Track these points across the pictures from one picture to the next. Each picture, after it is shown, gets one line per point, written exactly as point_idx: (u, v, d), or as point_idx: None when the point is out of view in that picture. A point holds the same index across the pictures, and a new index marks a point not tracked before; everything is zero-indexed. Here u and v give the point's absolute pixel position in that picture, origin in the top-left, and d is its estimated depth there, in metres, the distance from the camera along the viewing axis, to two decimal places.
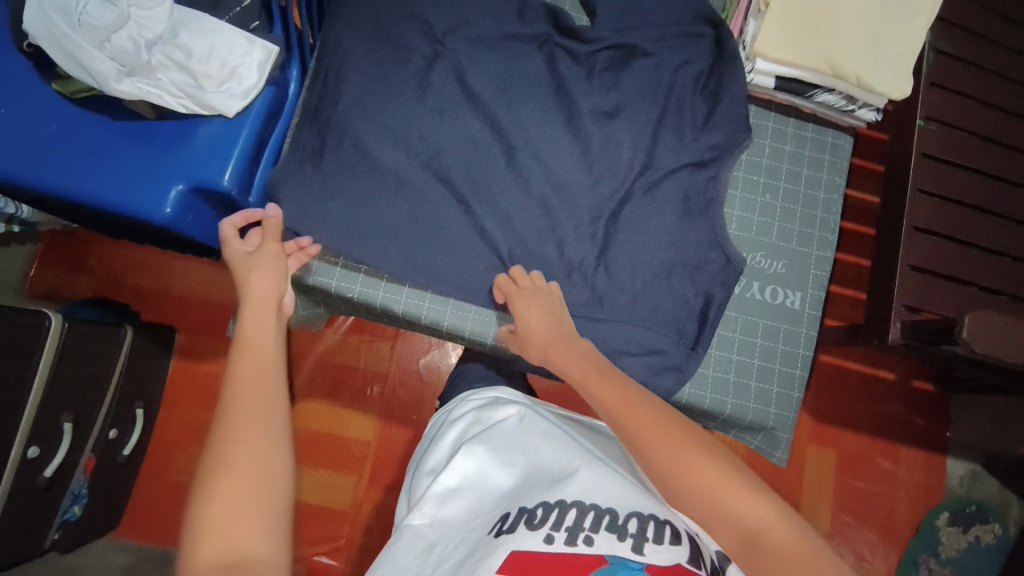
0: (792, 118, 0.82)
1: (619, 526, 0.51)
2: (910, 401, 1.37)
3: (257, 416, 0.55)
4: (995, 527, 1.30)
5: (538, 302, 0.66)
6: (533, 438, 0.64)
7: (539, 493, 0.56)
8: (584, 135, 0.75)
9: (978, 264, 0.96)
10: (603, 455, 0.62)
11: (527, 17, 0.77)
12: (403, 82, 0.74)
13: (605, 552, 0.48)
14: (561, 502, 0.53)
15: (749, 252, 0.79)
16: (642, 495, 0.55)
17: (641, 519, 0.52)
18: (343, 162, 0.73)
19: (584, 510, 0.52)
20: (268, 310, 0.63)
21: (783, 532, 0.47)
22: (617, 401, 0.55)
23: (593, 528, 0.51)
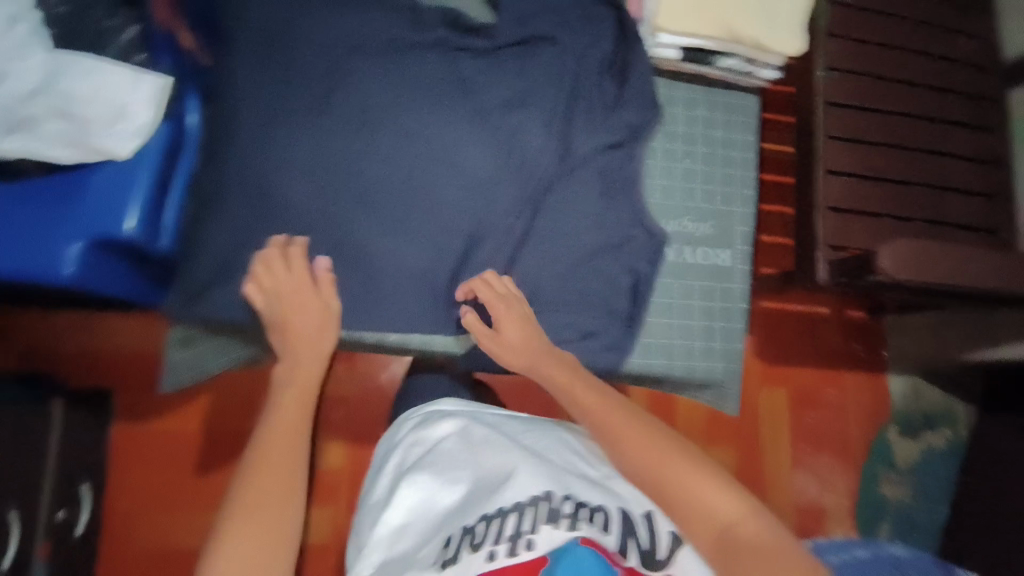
0: (700, 85, 0.84)
1: (555, 513, 0.51)
2: (847, 331, 1.46)
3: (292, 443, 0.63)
4: (943, 433, 1.42)
5: (512, 316, 0.71)
6: (471, 449, 0.63)
7: (479, 506, 0.56)
8: (498, 130, 0.75)
9: (890, 197, 1.04)
10: (540, 448, 0.62)
11: (425, 19, 0.76)
12: (306, 103, 0.71)
13: (546, 549, 0.47)
14: (499, 512, 0.53)
15: (674, 218, 0.82)
16: (579, 484, 0.56)
17: (575, 502, 0.53)
18: (255, 195, 0.71)
19: (522, 510, 0.52)
20: (316, 359, 0.70)
21: (752, 526, 0.50)
22: (595, 411, 0.62)
23: (532, 526, 0.50)
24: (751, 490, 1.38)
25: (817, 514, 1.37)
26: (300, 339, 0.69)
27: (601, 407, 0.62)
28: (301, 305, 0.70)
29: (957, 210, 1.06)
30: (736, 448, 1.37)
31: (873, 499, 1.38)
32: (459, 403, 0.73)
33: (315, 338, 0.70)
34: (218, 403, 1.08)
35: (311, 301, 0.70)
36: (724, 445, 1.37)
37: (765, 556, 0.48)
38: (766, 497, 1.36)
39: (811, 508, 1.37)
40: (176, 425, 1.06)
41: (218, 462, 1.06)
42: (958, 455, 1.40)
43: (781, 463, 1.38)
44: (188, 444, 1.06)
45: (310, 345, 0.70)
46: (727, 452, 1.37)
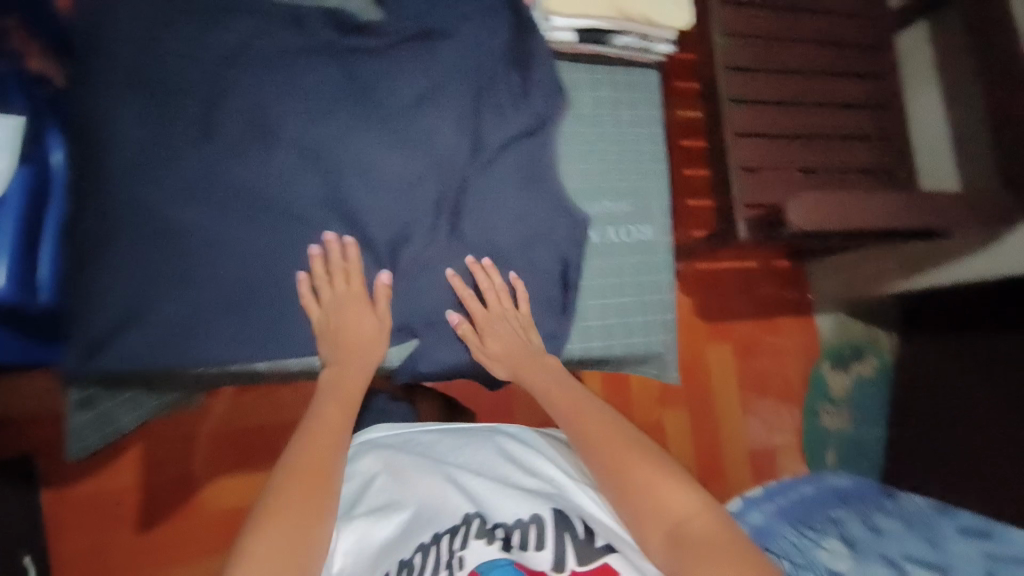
0: (601, 66, 0.85)
1: (487, 531, 0.52)
2: (775, 280, 1.53)
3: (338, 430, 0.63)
4: (872, 361, 1.50)
5: (502, 326, 0.75)
6: (404, 477, 0.61)
7: (415, 535, 0.54)
8: (403, 134, 0.73)
9: (794, 151, 1.09)
10: (474, 466, 0.61)
11: (310, 26, 0.73)
12: (187, 130, 0.69)
13: (476, 564, 0.49)
14: (433, 540, 0.53)
15: (595, 200, 0.82)
16: (512, 497, 0.56)
17: (508, 525, 0.53)
18: (154, 233, 0.67)
19: (455, 532, 0.53)
20: (362, 370, 0.70)
21: (708, 523, 0.51)
22: (572, 413, 0.64)
23: (462, 545, 0.51)
24: (710, 442, 1.42)
25: (770, 457, 1.45)
26: (352, 351, 0.70)
27: (575, 414, 0.63)
28: (360, 318, 0.71)
29: (860, 157, 1.12)
30: (690, 406, 1.43)
31: (815, 431, 1.47)
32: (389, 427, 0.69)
33: (367, 351, 0.71)
34: (152, 453, 1.04)
35: (368, 317, 0.72)
36: (678, 406, 1.42)
37: (719, 553, 0.48)
38: (722, 449, 1.43)
39: (763, 452, 1.45)
40: (112, 481, 1.02)
41: (165, 510, 1.03)
42: (886, 375, 1.48)
43: (732, 413, 1.45)
44: (129, 498, 1.02)
45: (358, 359, 0.70)
46: (682, 412, 1.42)
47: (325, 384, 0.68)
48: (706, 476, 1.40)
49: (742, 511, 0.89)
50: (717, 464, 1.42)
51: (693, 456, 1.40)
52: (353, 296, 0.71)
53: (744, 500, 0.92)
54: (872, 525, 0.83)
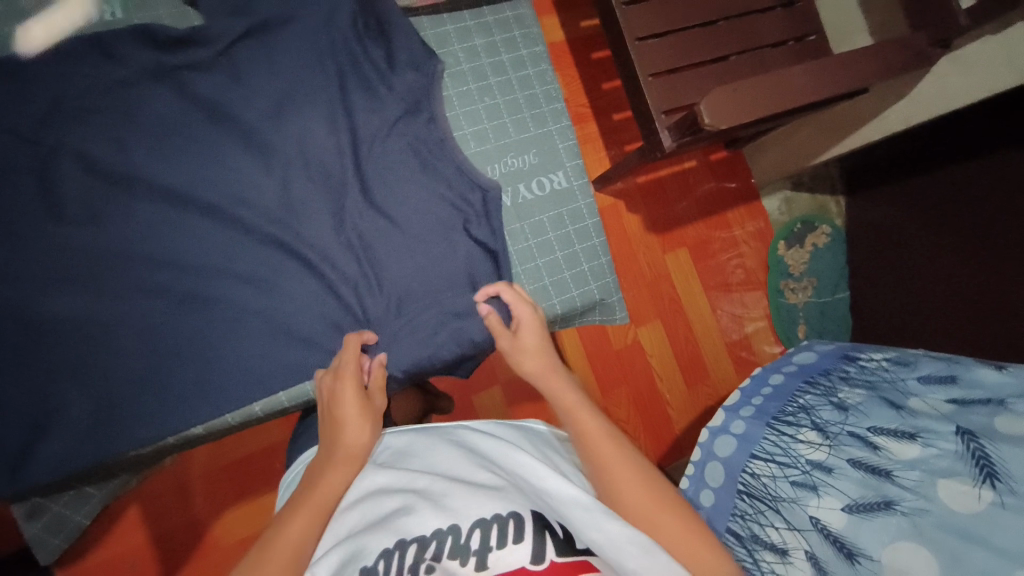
0: (465, 10, 0.78)
1: (461, 546, 0.47)
2: (715, 173, 1.51)
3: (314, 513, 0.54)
4: (825, 230, 1.48)
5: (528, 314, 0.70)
6: (373, 491, 0.56)
7: (377, 542, 0.49)
8: (269, 149, 0.68)
9: (701, 43, 1.02)
10: (448, 467, 0.56)
11: (123, 53, 0.64)
12: (29, 206, 0.61)
13: None
14: (399, 543, 0.48)
15: (499, 159, 0.77)
16: (487, 493, 0.52)
17: (485, 524, 0.49)
18: (24, 330, 0.60)
19: (425, 543, 0.48)
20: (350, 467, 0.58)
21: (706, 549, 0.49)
22: (568, 410, 0.60)
23: (435, 556, 0.47)
24: (689, 351, 1.42)
25: (747, 345, 1.46)
26: (347, 430, 0.61)
27: (585, 418, 0.59)
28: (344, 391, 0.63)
29: (767, 31, 1.05)
30: (661, 317, 1.41)
31: (785, 310, 1.47)
32: (390, 453, 0.61)
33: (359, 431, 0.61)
34: (149, 508, 1.00)
35: (356, 387, 0.64)
36: (650, 321, 1.40)
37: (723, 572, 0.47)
38: (700, 350, 1.43)
39: (740, 342, 1.46)
40: (117, 546, 0.98)
41: (182, 560, 1.00)
42: (838, 240, 1.47)
43: (703, 313, 1.45)
44: (144, 556, 0.99)
45: (347, 439, 0.60)
46: (655, 325, 1.41)
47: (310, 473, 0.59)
48: (692, 381, 1.41)
49: (725, 424, 0.89)
50: (700, 366, 1.42)
51: (675, 365, 1.40)
52: (337, 373, 0.65)
53: (725, 411, 0.91)
54: (838, 403, 0.79)
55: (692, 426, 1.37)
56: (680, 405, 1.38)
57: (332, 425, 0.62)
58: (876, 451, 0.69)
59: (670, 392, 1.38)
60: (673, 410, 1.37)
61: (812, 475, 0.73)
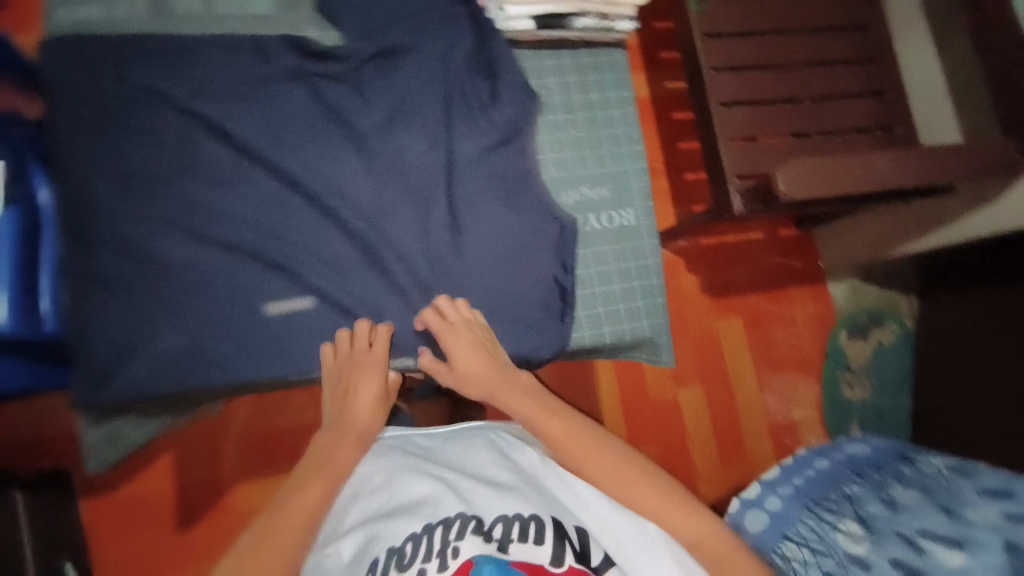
0: (565, 50, 0.84)
1: (484, 531, 0.55)
2: (781, 249, 1.49)
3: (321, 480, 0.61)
4: (892, 327, 1.44)
5: (467, 340, 0.70)
6: (398, 474, 0.62)
7: (408, 524, 0.56)
8: (372, 151, 0.74)
9: (786, 115, 1.04)
10: (474, 467, 0.63)
11: (270, 52, 0.73)
12: (158, 162, 0.69)
13: (472, 555, 0.52)
14: (429, 526, 0.55)
15: (573, 188, 0.81)
16: (508, 495, 0.59)
17: (506, 521, 0.56)
18: (128, 269, 0.67)
19: (450, 524, 0.55)
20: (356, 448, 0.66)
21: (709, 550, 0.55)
22: (548, 429, 0.64)
23: (458, 537, 0.54)
24: (729, 422, 1.38)
25: (790, 430, 1.41)
26: (354, 417, 0.68)
27: (554, 423, 0.65)
28: (364, 378, 0.69)
29: (854, 114, 1.06)
30: (703, 381, 1.39)
31: (838, 402, 1.42)
32: (413, 444, 0.68)
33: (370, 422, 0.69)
34: (183, 456, 1.06)
35: (377, 379, 0.70)
36: (691, 383, 1.38)
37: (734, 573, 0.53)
38: (739, 425, 1.39)
39: (782, 424, 1.41)
40: (148, 486, 1.04)
41: (199, 514, 1.04)
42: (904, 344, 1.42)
43: (749, 387, 1.41)
44: (167, 502, 1.04)
45: (357, 425, 0.68)
46: (697, 388, 1.38)
47: (319, 447, 0.66)
48: (727, 455, 1.36)
49: (760, 497, 0.83)
50: (737, 442, 1.37)
51: (710, 435, 1.36)
52: (357, 362, 0.69)
53: (760, 483, 0.86)
54: (887, 499, 0.75)
55: (719, 500, 1.32)
56: (710, 478, 1.33)
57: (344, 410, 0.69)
58: (919, 555, 0.65)
59: (702, 462, 1.34)
60: (701, 480, 1.33)
61: (848, 569, 0.68)
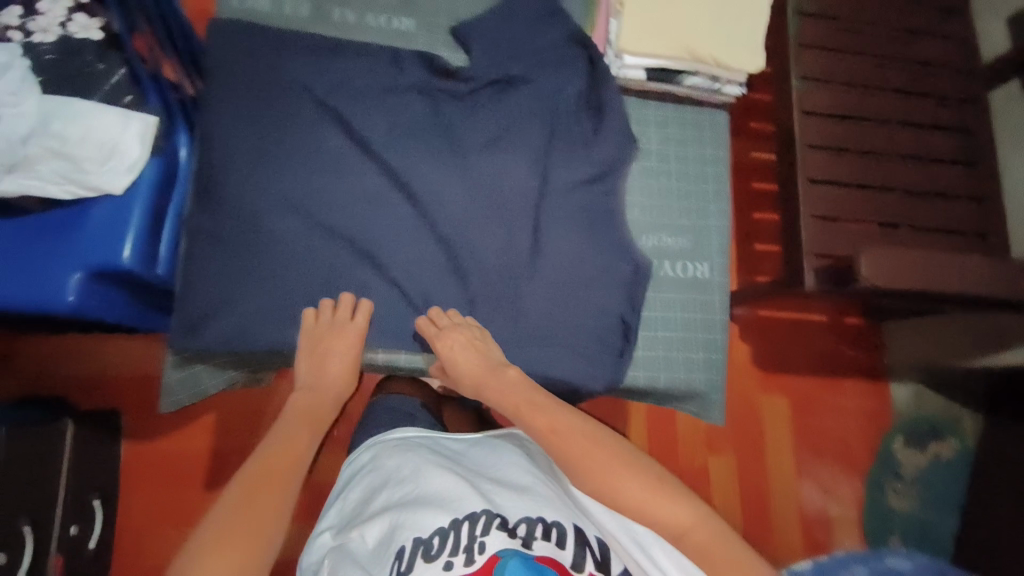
0: (670, 104, 0.87)
1: (509, 528, 0.54)
2: (845, 338, 1.44)
3: (305, 427, 0.68)
4: (951, 442, 1.34)
5: (461, 338, 0.72)
6: (423, 469, 0.62)
7: (433, 517, 0.56)
8: (475, 165, 0.78)
9: (873, 203, 1.04)
10: (499, 471, 0.63)
11: (402, 64, 0.80)
12: (284, 142, 0.75)
13: (498, 549, 0.51)
14: (454, 522, 0.55)
15: (654, 234, 0.84)
16: (532, 498, 0.59)
17: (530, 522, 0.55)
18: (239, 233, 0.73)
19: (476, 520, 0.54)
20: (330, 402, 0.74)
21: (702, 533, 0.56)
22: (546, 432, 0.64)
23: (484, 532, 0.53)
24: (758, 502, 1.33)
25: (823, 525, 1.34)
26: (327, 382, 0.74)
27: (537, 416, 0.65)
28: (344, 345, 0.72)
29: (942, 215, 1.05)
30: (738, 455, 1.34)
31: (879, 509, 1.34)
32: (436, 443, 0.69)
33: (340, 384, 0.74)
34: (225, 419, 1.11)
35: (353, 348, 0.73)
36: (725, 454, 1.34)
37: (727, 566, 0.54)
38: (769, 508, 1.33)
39: (816, 517, 1.34)
40: (185, 441, 1.10)
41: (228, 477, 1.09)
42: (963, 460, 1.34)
43: (786, 470, 1.36)
44: (198, 459, 1.09)
45: (329, 391, 0.74)
46: (730, 461, 1.34)
47: (296, 409, 0.71)
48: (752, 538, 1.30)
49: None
50: (763, 525, 1.32)
51: (737, 512, 1.31)
52: (331, 328, 0.71)
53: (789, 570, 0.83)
54: None
55: None
56: None
57: (314, 369, 0.73)
58: None
59: None
60: None
61: None
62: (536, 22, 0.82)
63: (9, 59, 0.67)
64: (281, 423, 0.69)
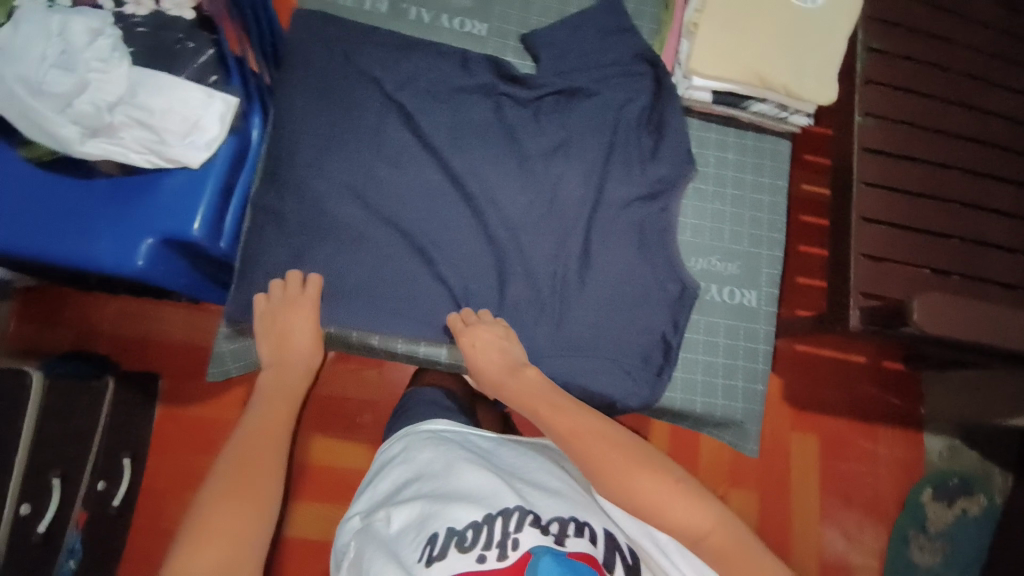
0: (732, 128, 0.87)
1: (542, 525, 0.54)
2: (882, 383, 1.40)
3: (281, 405, 0.68)
4: (980, 499, 1.32)
5: (485, 335, 0.72)
6: (456, 464, 0.63)
7: (467, 511, 0.56)
8: (534, 171, 0.79)
9: (930, 247, 1.01)
10: (530, 472, 0.64)
11: (472, 67, 0.81)
12: (352, 133, 0.77)
13: (530, 546, 0.52)
14: (487, 518, 0.55)
15: (704, 257, 0.84)
16: (565, 500, 0.59)
17: (562, 521, 0.56)
18: (301, 218, 0.75)
19: (509, 516, 0.55)
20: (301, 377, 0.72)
21: (722, 535, 0.55)
22: (568, 434, 0.62)
23: (518, 529, 0.54)
24: (775, 541, 1.29)
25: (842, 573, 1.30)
26: (291, 356, 0.72)
27: (556, 416, 0.64)
28: (300, 318, 0.72)
29: (996, 267, 1.02)
30: (760, 490, 1.31)
31: (902, 562, 1.30)
32: (466, 439, 0.69)
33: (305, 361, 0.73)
34: None
35: (309, 320, 0.72)
36: (746, 488, 1.31)
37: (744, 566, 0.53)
38: (787, 548, 1.30)
39: (835, 563, 1.30)
40: (216, 410, 1.13)
41: None
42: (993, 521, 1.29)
43: (808, 512, 1.32)
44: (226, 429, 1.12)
45: (294, 364, 0.72)
46: (750, 495, 1.31)
47: (266, 388, 0.70)
48: None
49: None
50: None
51: None
52: (284, 304, 0.72)
53: None
54: None
55: None
56: None
57: (275, 347, 0.73)
58: None
59: None
60: None
61: None
62: (608, 36, 0.83)
63: (101, 25, 0.68)
64: (256, 402, 0.68)
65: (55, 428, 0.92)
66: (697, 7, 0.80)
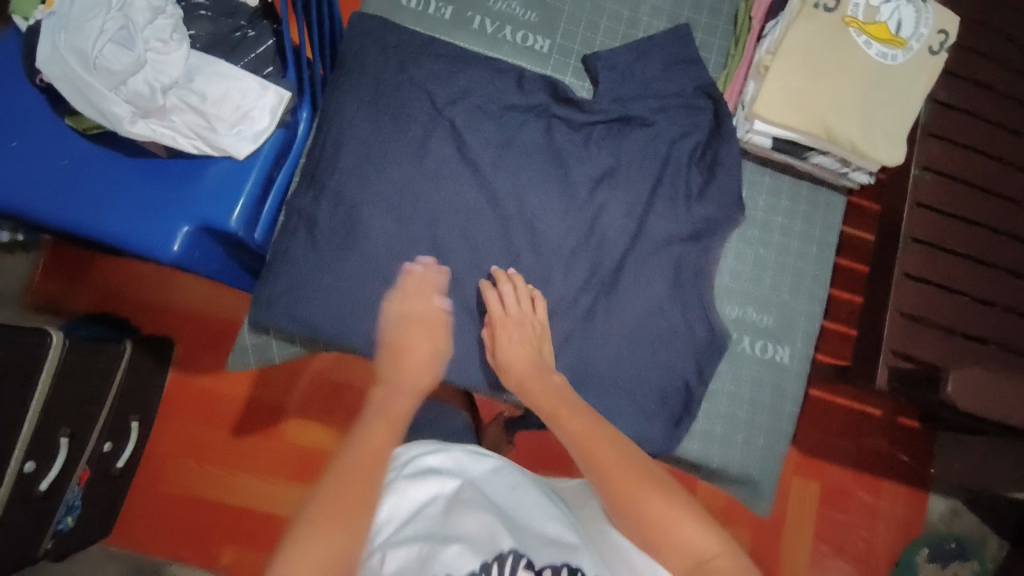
0: (788, 175, 0.84)
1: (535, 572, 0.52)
2: (895, 438, 1.37)
3: (388, 429, 0.62)
4: (973, 563, 1.27)
5: (522, 330, 0.71)
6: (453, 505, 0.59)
7: (464, 560, 0.52)
8: (576, 198, 0.77)
9: (972, 312, 0.97)
10: (524, 513, 0.60)
11: (527, 86, 0.79)
12: (398, 139, 0.75)
13: None
14: (482, 566, 0.52)
15: (740, 304, 0.82)
16: (562, 545, 0.56)
17: (556, 569, 0.53)
18: (333, 220, 0.74)
19: (502, 560, 0.53)
20: (416, 394, 0.68)
21: (730, 562, 0.51)
22: (584, 453, 0.60)
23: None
24: None
25: None
26: (406, 371, 0.69)
27: (573, 421, 0.63)
28: (416, 316, 0.72)
29: None
30: (755, 530, 1.29)
31: None
32: (460, 470, 0.65)
33: (419, 374, 0.70)
34: (264, 375, 1.14)
35: (427, 325, 0.72)
36: (742, 526, 1.29)
37: None
38: None
39: None
40: (225, 385, 1.13)
41: (253, 426, 1.12)
42: None
43: (799, 558, 1.30)
44: (233, 404, 1.12)
45: (420, 377, 0.70)
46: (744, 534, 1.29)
47: (375, 402, 0.66)
48: None
49: None
50: None
51: None
52: (419, 297, 0.72)
53: None
54: None
55: None
56: None
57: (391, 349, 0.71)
58: None
59: None
60: None
61: None
62: (670, 68, 0.81)
63: (163, 4, 0.68)
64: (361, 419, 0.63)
65: (77, 389, 0.90)
66: (769, 49, 0.78)
